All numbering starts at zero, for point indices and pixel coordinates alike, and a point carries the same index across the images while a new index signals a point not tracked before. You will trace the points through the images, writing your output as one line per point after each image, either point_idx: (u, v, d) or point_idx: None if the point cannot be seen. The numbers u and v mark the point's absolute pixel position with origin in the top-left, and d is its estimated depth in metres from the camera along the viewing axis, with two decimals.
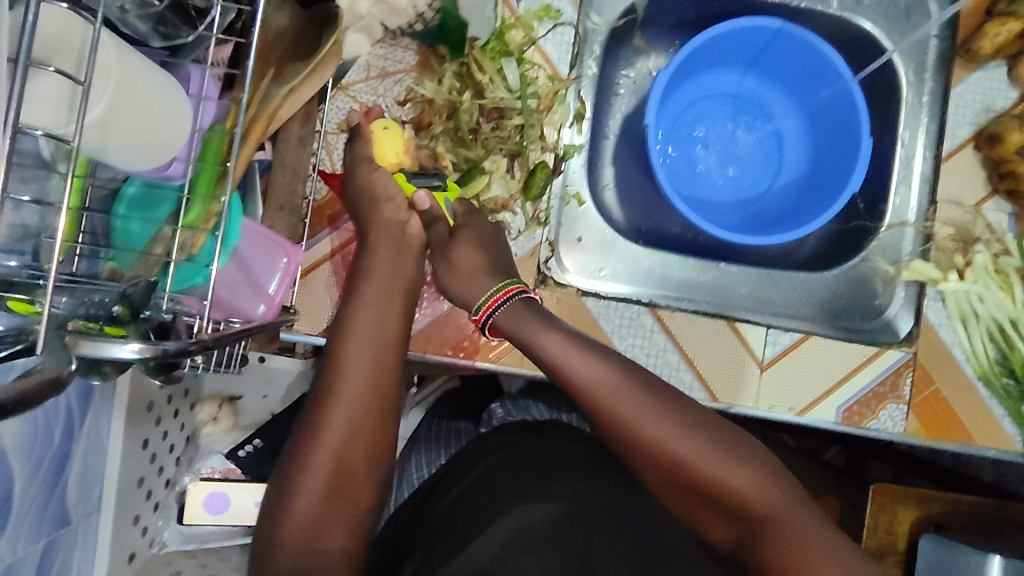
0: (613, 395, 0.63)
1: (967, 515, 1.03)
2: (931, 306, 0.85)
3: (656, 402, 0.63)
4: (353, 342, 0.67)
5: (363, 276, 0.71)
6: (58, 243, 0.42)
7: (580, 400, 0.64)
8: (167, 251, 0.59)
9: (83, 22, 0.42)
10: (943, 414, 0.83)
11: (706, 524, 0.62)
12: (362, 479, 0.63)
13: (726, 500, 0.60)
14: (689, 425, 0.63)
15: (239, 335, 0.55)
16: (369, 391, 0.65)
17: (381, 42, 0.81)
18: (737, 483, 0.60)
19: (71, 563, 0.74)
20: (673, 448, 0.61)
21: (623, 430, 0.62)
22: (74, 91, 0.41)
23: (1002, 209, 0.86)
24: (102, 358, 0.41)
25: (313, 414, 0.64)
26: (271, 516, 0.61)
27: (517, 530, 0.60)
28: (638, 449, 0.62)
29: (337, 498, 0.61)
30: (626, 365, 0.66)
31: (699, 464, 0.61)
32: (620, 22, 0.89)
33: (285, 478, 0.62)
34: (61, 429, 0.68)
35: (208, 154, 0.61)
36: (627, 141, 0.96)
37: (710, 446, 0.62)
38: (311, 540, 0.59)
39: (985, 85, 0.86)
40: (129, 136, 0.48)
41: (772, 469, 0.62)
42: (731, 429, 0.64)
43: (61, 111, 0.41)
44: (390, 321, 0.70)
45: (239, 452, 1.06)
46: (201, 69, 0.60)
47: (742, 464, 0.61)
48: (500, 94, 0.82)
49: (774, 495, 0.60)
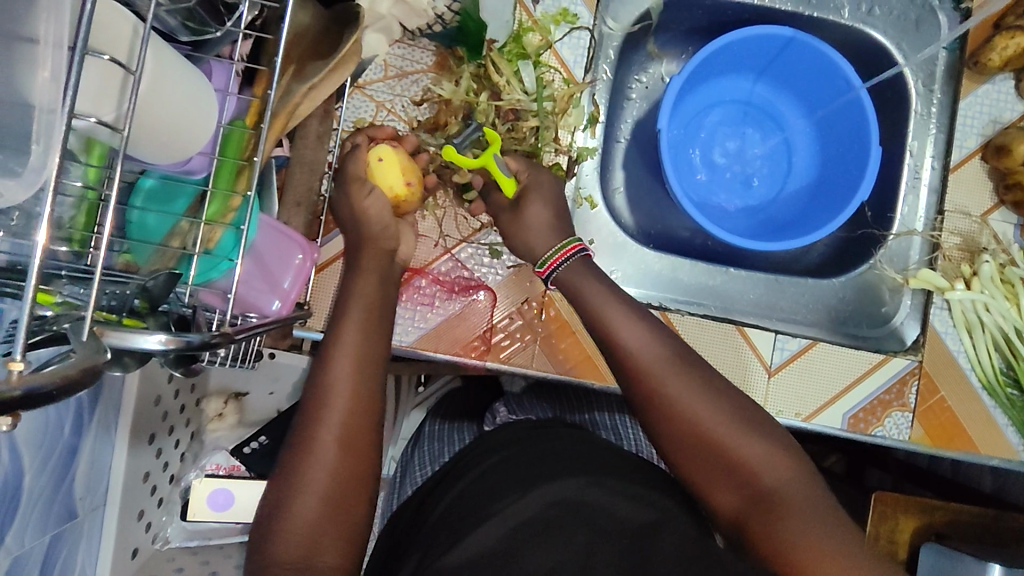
0: (663, 369, 0.65)
1: (967, 524, 1.03)
2: (937, 314, 0.87)
3: (706, 388, 0.65)
4: (348, 348, 0.65)
5: (363, 273, 0.71)
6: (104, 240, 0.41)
7: (628, 372, 0.67)
8: (183, 244, 0.61)
9: (132, 18, 0.44)
10: (948, 422, 0.84)
11: (725, 510, 0.62)
12: (361, 496, 0.60)
13: (756, 491, 0.61)
14: (734, 413, 0.64)
15: (256, 330, 0.54)
16: (361, 399, 0.63)
17: (399, 43, 0.81)
18: (767, 479, 0.61)
19: (76, 556, 0.73)
20: (713, 430, 0.63)
21: (662, 405, 0.64)
22: (124, 80, 0.43)
23: (1008, 219, 0.87)
24: (127, 348, 0.41)
25: (325, 404, 0.62)
26: (262, 537, 0.57)
27: (519, 524, 0.61)
28: (678, 427, 0.64)
29: (336, 513, 0.58)
30: (678, 352, 0.67)
31: (734, 452, 0.62)
32: (635, 27, 0.89)
33: (278, 493, 0.59)
34: (71, 422, 0.68)
35: (229, 147, 0.62)
36: (639, 146, 0.98)
37: (753, 442, 0.62)
38: (310, 561, 0.55)
39: (992, 98, 0.88)
40: (162, 128, 0.49)
41: (810, 473, 0.62)
42: (778, 432, 0.64)
43: (113, 97, 0.42)
44: (376, 329, 0.68)
45: (245, 449, 1.05)
46: (223, 65, 0.61)
47: (779, 462, 0.62)
48: (516, 96, 0.82)
49: (807, 497, 0.59)
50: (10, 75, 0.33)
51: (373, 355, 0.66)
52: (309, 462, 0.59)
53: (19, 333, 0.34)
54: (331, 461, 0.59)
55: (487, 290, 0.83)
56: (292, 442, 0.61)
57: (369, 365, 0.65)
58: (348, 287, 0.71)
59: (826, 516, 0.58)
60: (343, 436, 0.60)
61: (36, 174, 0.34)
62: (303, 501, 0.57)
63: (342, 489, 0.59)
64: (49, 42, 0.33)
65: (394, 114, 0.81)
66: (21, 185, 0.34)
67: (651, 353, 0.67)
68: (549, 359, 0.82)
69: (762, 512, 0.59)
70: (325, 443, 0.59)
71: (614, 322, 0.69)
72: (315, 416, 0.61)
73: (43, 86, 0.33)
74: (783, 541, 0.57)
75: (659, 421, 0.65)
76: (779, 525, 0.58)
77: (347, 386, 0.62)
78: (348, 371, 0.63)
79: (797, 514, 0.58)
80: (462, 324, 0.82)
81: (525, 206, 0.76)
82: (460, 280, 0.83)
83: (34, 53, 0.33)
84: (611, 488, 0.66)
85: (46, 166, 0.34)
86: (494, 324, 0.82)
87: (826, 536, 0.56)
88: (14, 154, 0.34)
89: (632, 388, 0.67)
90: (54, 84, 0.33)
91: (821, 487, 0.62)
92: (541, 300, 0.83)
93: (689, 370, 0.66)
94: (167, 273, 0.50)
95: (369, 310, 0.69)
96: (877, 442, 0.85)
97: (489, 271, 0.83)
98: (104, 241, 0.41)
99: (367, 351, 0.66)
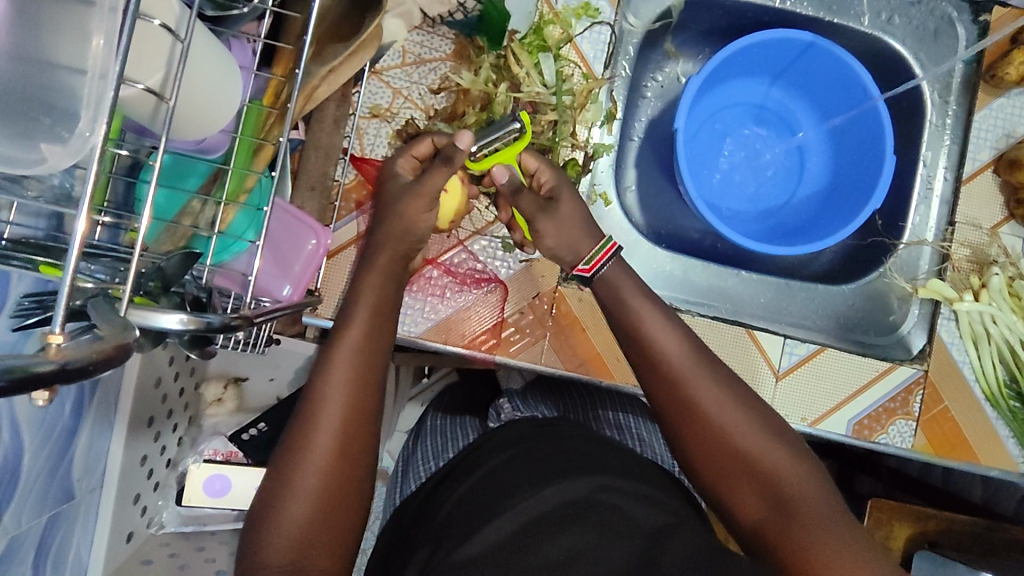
0: (691, 371, 0.65)
1: (960, 534, 1.03)
2: (944, 324, 0.87)
3: (734, 396, 0.65)
4: (349, 354, 0.62)
5: (369, 271, 0.68)
6: (143, 225, 0.40)
7: (656, 370, 0.66)
8: (195, 223, 0.60)
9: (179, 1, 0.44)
10: (950, 432, 0.84)
11: (747, 520, 0.61)
12: (359, 485, 0.60)
13: (781, 502, 0.60)
14: (760, 423, 0.64)
15: (271, 315, 0.53)
16: (358, 402, 0.60)
17: (418, 29, 0.80)
18: (792, 491, 0.60)
19: (71, 540, 0.72)
20: (738, 436, 0.62)
21: (685, 404, 0.64)
22: (172, 46, 0.42)
23: (1017, 233, 0.88)
24: (149, 328, 0.40)
25: (325, 391, 0.60)
26: (251, 538, 0.57)
27: (519, 527, 0.61)
28: (701, 430, 0.63)
29: (332, 497, 0.58)
30: (706, 356, 0.67)
31: (758, 459, 0.62)
32: (656, 24, 0.88)
33: (269, 494, 0.58)
34: (71, 403, 0.66)
35: (248, 124, 0.61)
36: (653, 144, 0.97)
37: (778, 451, 0.62)
38: (301, 563, 0.55)
39: (1006, 112, 0.88)
40: (184, 102, 0.49)
41: (832, 491, 0.62)
42: (801, 449, 0.64)
43: (157, 64, 0.42)
44: (378, 330, 0.65)
45: (244, 435, 1.03)
46: (241, 44, 0.61)
47: (800, 477, 0.61)
48: (535, 89, 0.81)
49: (830, 512, 0.59)
50: (57, 39, 0.33)
51: (378, 349, 0.64)
52: (301, 468, 0.57)
53: (58, 306, 0.34)
54: (324, 465, 0.58)
55: (498, 285, 0.82)
56: (286, 439, 0.59)
57: (369, 367, 0.62)
58: (352, 287, 0.68)
59: (850, 533, 0.57)
60: (344, 425, 0.59)
61: (83, 141, 0.34)
62: (291, 507, 0.56)
63: (336, 492, 0.58)
64: (104, 6, 0.32)
65: (410, 102, 0.80)
66: (68, 151, 0.34)
67: (681, 357, 0.65)
68: (557, 356, 0.82)
69: (784, 525, 0.58)
70: (321, 447, 0.58)
71: (648, 321, 0.67)
72: (318, 401, 0.60)
73: (95, 52, 0.33)
74: (802, 558, 0.56)
75: (683, 423, 0.64)
76: (799, 537, 0.57)
77: (343, 390, 0.60)
78: (345, 377, 0.61)
79: (818, 525, 0.57)
80: (471, 318, 0.81)
81: (558, 203, 0.73)
82: (472, 272, 0.82)
83: (87, 19, 0.32)
84: (621, 488, 0.66)
85: (94, 134, 0.34)
86: (504, 317, 0.81)
87: (849, 554, 0.55)
88: (62, 120, 0.34)
89: (661, 384, 0.65)
90: (108, 51, 0.33)
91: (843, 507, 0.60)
92: (552, 296, 0.82)
93: (719, 377, 0.65)
94: (181, 254, 0.48)
95: (370, 316, 0.65)
96: (880, 450, 0.85)
97: (501, 265, 0.82)
98: (144, 221, 0.40)
99: (368, 351, 0.63)
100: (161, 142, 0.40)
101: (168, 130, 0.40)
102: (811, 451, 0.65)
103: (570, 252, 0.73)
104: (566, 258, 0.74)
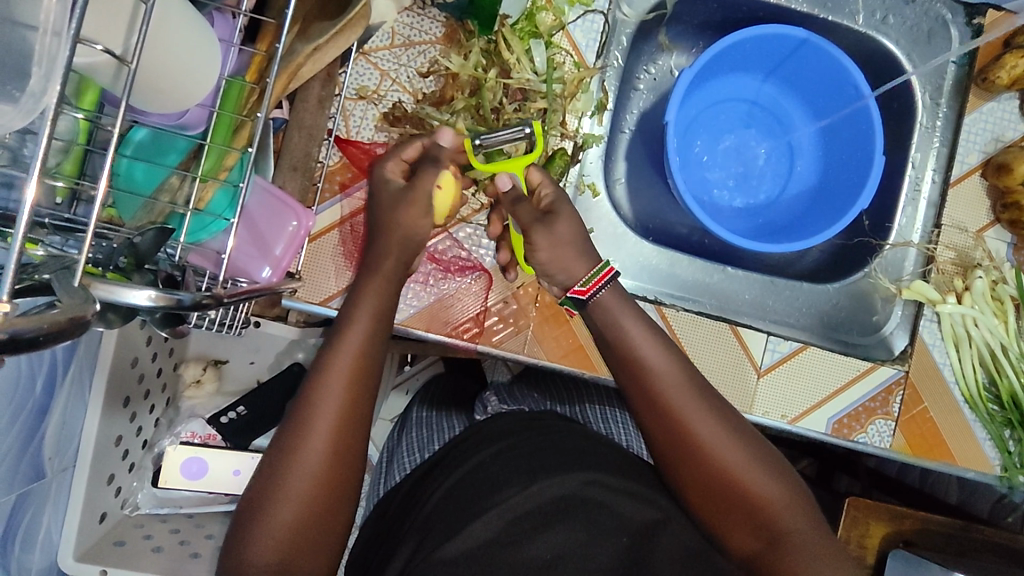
0: (683, 397, 0.64)
1: (934, 533, 1.04)
2: (926, 326, 0.87)
3: (728, 424, 0.65)
4: (352, 358, 0.60)
5: (365, 267, 0.67)
6: (100, 194, 0.39)
7: (645, 393, 0.65)
8: (172, 201, 0.58)
9: None
10: (928, 433, 0.84)
11: (739, 549, 0.64)
12: (348, 484, 0.59)
13: (773, 534, 0.62)
14: (753, 455, 0.64)
15: (246, 296, 0.51)
16: (349, 400, 0.59)
17: (408, 11, 0.79)
18: (785, 524, 0.62)
19: (40, 516, 0.72)
20: (731, 469, 0.63)
21: (676, 430, 0.64)
22: (135, 8, 0.42)
23: (1001, 238, 0.88)
24: (114, 304, 0.38)
25: (316, 388, 0.59)
26: (241, 529, 0.57)
27: (517, 516, 0.62)
28: (693, 458, 0.64)
29: (323, 496, 0.57)
30: (696, 380, 0.66)
31: (751, 490, 0.63)
32: (650, 16, 0.87)
33: (260, 488, 0.57)
34: (43, 378, 0.65)
35: (229, 101, 0.59)
36: (643, 137, 0.97)
37: (772, 484, 0.63)
38: (288, 563, 0.56)
39: (996, 116, 0.88)
40: (156, 72, 0.47)
41: (818, 520, 0.64)
42: (792, 479, 0.65)
43: (121, 26, 0.42)
44: (378, 333, 0.64)
45: (222, 418, 1.01)
46: (224, 18, 0.59)
47: (792, 510, 0.63)
48: (525, 76, 0.80)
49: (820, 546, 0.61)
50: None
51: (374, 346, 0.63)
52: (292, 465, 0.57)
53: (6, 276, 0.32)
54: (317, 463, 0.57)
55: (483, 273, 0.82)
56: (281, 433, 0.59)
57: (366, 369, 0.61)
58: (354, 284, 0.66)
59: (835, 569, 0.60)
60: (336, 426, 0.58)
61: (35, 100, 0.33)
62: (280, 504, 0.56)
63: (327, 490, 0.57)
64: None
65: (398, 85, 0.79)
66: (19, 111, 0.33)
67: (676, 389, 0.64)
68: (540, 346, 0.81)
69: (777, 557, 0.61)
70: (312, 447, 0.57)
71: (641, 343, 0.66)
72: (310, 398, 0.59)
73: (48, 8, 0.32)
74: None
75: (676, 448, 0.64)
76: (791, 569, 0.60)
77: (337, 391, 0.59)
78: (341, 378, 0.59)
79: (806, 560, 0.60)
80: (454, 307, 0.81)
81: (558, 218, 0.71)
82: (456, 260, 0.81)
83: None
84: (611, 485, 0.67)
85: (46, 94, 0.33)
86: (488, 307, 0.81)
87: None
88: (12, 80, 0.33)
89: (651, 404, 0.65)
90: (62, 8, 0.33)
91: (826, 535, 0.63)
92: (536, 287, 0.82)
93: (715, 410, 0.65)
94: (155, 231, 0.47)
95: (371, 317, 0.64)
96: (859, 449, 0.85)
97: (485, 253, 0.82)
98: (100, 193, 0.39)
99: (363, 349, 0.62)
100: (121, 105, 0.40)
101: (129, 90, 0.40)
102: (801, 479, 0.66)
103: (561, 272, 0.71)
104: (559, 278, 0.71)
